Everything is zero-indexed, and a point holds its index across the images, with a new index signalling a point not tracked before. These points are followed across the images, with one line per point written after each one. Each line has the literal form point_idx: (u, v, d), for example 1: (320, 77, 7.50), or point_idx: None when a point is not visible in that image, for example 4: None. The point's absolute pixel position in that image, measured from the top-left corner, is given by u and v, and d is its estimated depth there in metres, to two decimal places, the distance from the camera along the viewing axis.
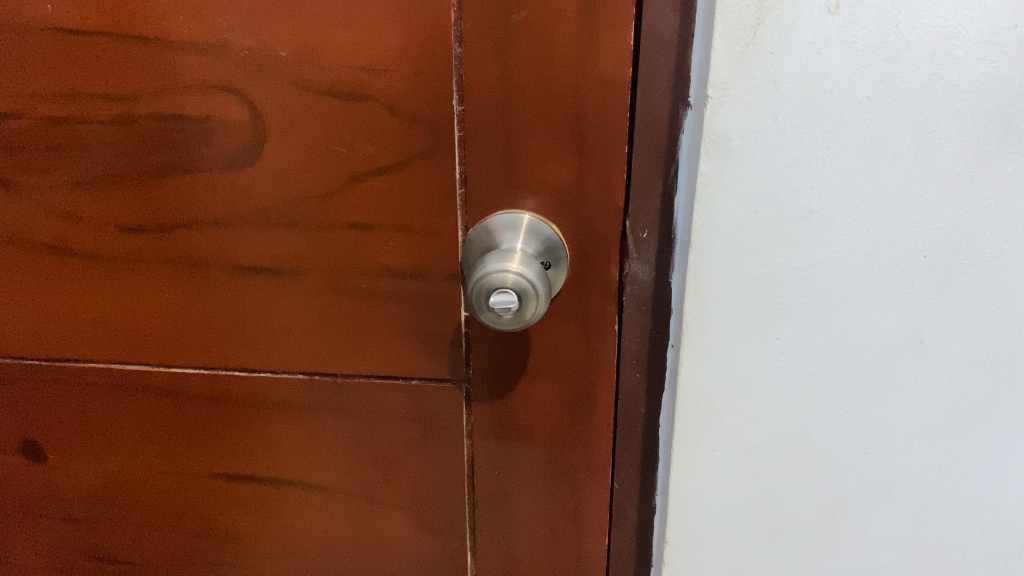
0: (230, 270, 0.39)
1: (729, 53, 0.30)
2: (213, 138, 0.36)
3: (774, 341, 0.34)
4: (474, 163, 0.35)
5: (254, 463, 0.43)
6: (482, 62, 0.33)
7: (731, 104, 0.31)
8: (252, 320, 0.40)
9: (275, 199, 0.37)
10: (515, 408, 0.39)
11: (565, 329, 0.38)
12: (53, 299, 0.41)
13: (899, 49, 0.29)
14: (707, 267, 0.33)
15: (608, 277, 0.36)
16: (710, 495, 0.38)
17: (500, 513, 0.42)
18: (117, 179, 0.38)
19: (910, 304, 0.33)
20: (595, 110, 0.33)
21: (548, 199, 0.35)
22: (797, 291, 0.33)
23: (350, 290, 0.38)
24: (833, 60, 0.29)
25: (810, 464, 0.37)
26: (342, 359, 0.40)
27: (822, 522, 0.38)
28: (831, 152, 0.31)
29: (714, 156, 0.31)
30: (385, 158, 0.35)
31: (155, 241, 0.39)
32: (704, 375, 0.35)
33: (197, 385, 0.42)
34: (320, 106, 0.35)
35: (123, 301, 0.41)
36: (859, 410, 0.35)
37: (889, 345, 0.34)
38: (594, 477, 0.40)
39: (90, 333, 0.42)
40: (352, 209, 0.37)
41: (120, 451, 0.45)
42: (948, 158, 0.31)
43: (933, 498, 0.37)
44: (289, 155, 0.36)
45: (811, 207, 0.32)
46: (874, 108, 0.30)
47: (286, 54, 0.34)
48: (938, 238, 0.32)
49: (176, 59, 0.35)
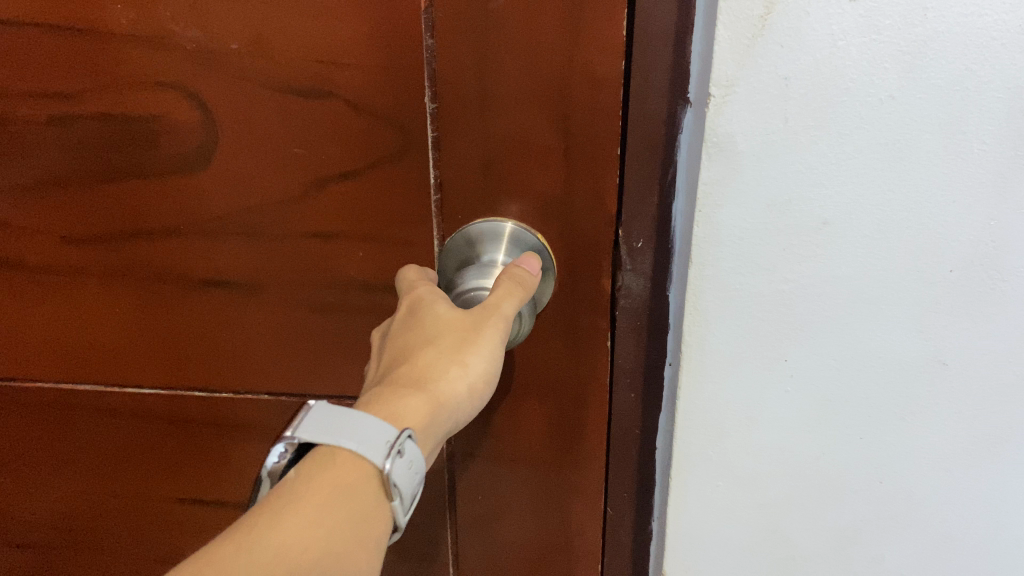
0: (186, 284, 0.36)
1: (735, 46, 0.26)
2: (160, 141, 0.33)
3: (783, 362, 0.31)
4: (449, 167, 0.32)
5: (220, 482, 0.42)
6: (457, 56, 0.29)
7: (736, 104, 0.27)
8: (214, 339, 0.37)
9: (231, 208, 0.34)
10: (498, 429, 0.37)
11: (552, 346, 0.35)
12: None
13: (926, 41, 0.25)
14: (708, 282, 0.30)
15: (599, 289, 0.33)
16: (712, 524, 0.36)
17: (483, 539, 0.40)
18: (58, 185, 0.34)
19: (932, 323, 0.30)
20: (583, 109, 0.30)
21: (531, 205, 0.32)
22: (807, 310, 0.30)
23: (317, 305, 0.36)
24: (852, 54, 0.26)
25: (823, 492, 0.34)
26: (310, 377, 0.38)
27: (832, 553, 0.36)
28: (850, 158, 0.27)
29: (717, 161, 0.28)
30: (351, 163, 0.32)
31: (102, 254, 0.36)
32: (705, 400, 0.33)
33: (157, 405, 0.40)
34: (276, 106, 0.31)
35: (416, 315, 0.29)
36: (874, 436, 0.32)
37: (906, 367, 0.31)
38: (584, 501, 0.38)
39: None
40: (315, 217, 0.33)
41: (240, 534, 0.22)
42: (979, 165, 0.27)
43: (954, 528, 0.34)
44: (245, 160, 0.32)
45: (827, 217, 0.28)
46: (898, 108, 0.26)
47: (237, 47, 0.30)
48: (968, 251, 0.28)
49: (115, 53, 0.31)
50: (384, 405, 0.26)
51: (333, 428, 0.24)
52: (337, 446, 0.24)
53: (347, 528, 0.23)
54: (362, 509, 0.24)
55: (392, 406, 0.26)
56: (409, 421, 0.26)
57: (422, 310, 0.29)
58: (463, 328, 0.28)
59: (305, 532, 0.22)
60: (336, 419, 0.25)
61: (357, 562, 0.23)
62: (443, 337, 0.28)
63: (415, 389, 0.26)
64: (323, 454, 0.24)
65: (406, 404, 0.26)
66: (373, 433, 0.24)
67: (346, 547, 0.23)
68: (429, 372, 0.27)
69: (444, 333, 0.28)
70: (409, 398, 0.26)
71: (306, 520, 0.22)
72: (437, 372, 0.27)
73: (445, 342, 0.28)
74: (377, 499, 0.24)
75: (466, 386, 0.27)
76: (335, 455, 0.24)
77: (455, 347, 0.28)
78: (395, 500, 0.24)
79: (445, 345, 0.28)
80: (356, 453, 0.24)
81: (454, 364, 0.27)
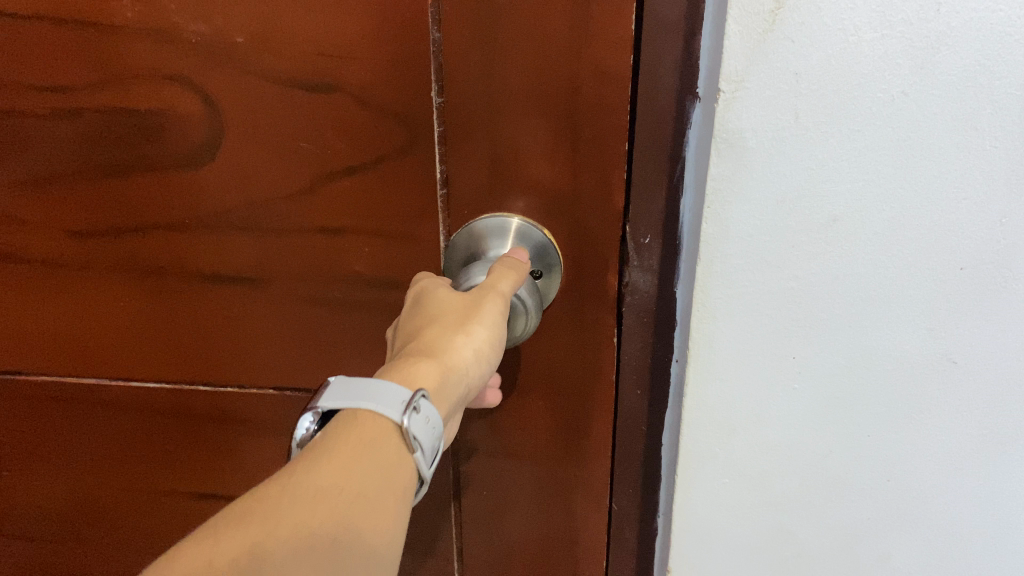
0: (190, 278, 0.36)
1: (745, 41, 0.26)
2: (164, 135, 0.32)
3: (790, 359, 0.31)
4: (456, 162, 0.32)
5: (224, 476, 0.42)
6: (464, 50, 0.29)
7: (745, 100, 0.27)
8: (218, 333, 0.37)
9: (236, 201, 0.33)
10: (504, 424, 0.37)
11: (558, 341, 0.35)
12: (290, 527, 0.20)
13: (939, 36, 0.25)
14: (716, 279, 0.30)
15: (606, 285, 0.33)
16: (718, 521, 0.36)
17: (488, 534, 0.40)
18: (62, 179, 0.34)
19: (942, 321, 0.30)
20: (591, 104, 0.29)
21: (538, 200, 0.32)
22: (816, 307, 0.30)
23: (322, 300, 0.35)
24: (864, 49, 0.25)
25: (830, 489, 0.34)
26: (315, 372, 0.37)
27: (838, 551, 0.35)
28: (861, 154, 0.27)
29: (726, 157, 0.28)
30: (357, 158, 0.32)
31: (107, 248, 0.36)
32: (712, 397, 0.33)
33: (162, 399, 0.40)
34: (282, 100, 0.31)
35: (421, 304, 0.29)
36: (882, 435, 0.32)
37: (916, 365, 0.31)
38: (589, 497, 0.38)
39: (254, 536, 0.20)
40: (320, 212, 0.33)
41: (278, 480, 0.22)
42: (992, 162, 0.27)
43: (961, 527, 0.34)
44: (250, 154, 0.32)
45: (836, 214, 0.28)
46: (909, 104, 0.26)
47: (243, 40, 0.30)
48: (979, 249, 0.28)
49: (120, 45, 0.31)
50: (396, 369, 0.26)
51: (352, 394, 0.24)
52: (357, 408, 0.24)
53: (376, 481, 0.22)
54: (388, 463, 0.23)
55: (401, 372, 0.25)
56: (421, 381, 0.25)
57: (426, 297, 0.29)
58: (465, 304, 0.28)
59: (340, 477, 0.22)
60: (357, 386, 0.24)
61: (390, 513, 0.22)
62: (446, 315, 0.28)
63: (425, 354, 0.26)
64: (346, 419, 0.24)
65: (415, 368, 0.26)
66: (387, 390, 0.24)
67: (379, 497, 0.22)
68: (436, 342, 0.27)
69: (447, 311, 0.28)
70: (418, 363, 0.26)
71: (340, 466, 0.22)
72: (444, 340, 0.27)
73: (450, 318, 0.28)
74: (399, 455, 0.23)
75: (473, 352, 0.27)
76: (358, 417, 0.23)
77: (459, 320, 0.28)
78: (417, 452, 0.24)
79: (449, 320, 0.28)
80: (376, 412, 0.23)
81: (460, 332, 0.27)
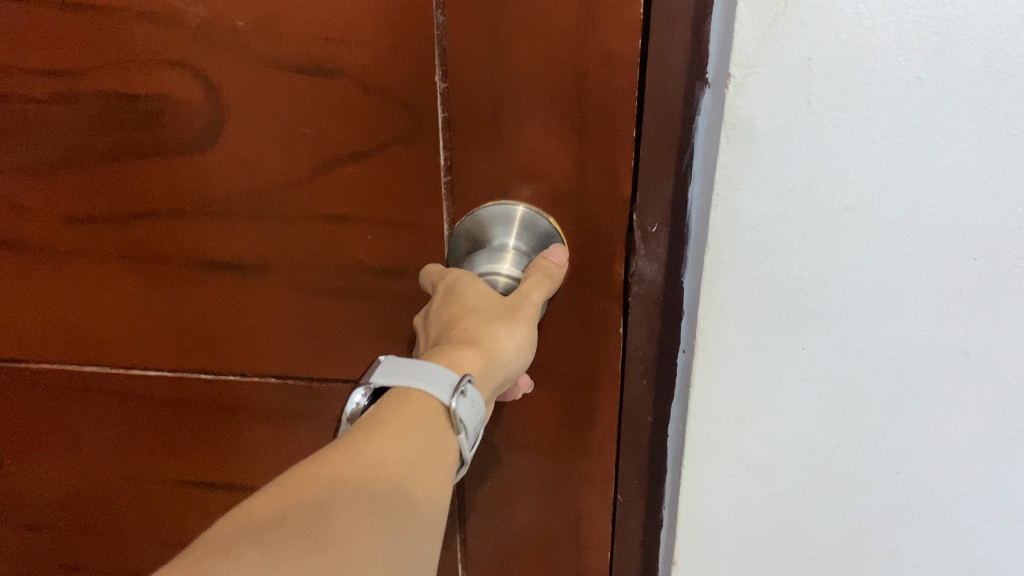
0: (191, 266, 0.35)
1: (756, 25, 0.25)
2: (164, 121, 0.32)
3: (801, 351, 0.31)
4: (460, 148, 0.31)
5: (226, 466, 0.41)
6: (468, 34, 0.29)
7: (757, 85, 0.26)
8: (219, 321, 0.37)
9: (236, 188, 0.33)
10: (508, 414, 0.36)
11: (563, 331, 0.34)
12: (355, 484, 0.20)
13: (956, 20, 0.24)
14: (726, 268, 0.30)
15: (613, 274, 0.33)
16: (725, 514, 0.35)
17: (492, 524, 0.40)
18: (62, 166, 0.34)
19: (955, 312, 0.29)
20: (599, 90, 0.29)
21: (544, 188, 0.31)
22: (827, 297, 0.29)
23: (324, 289, 0.35)
24: (878, 34, 0.25)
25: (838, 482, 0.33)
26: (317, 362, 0.37)
27: (846, 544, 0.35)
28: (874, 141, 0.26)
29: (736, 144, 0.27)
30: (360, 145, 0.31)
31: (107, 235, 0.35)
32: (720, 388, 0.32)
33: (165, 388, 0.39)
34: (283, 85, 0.30)
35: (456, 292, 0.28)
36: (892, 427, 0.32)
37: (928, 357, 0.30)
38: (594, 488, 0.38)
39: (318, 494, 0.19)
40: (322, 199, 0.33)
41: (337, 448, 0.21)
42: (1008, 150, 0.26)
43: (971, 521, 0.34)
44: (251, 140, 0.32)
45: (848, 203, 0.28)
46: (925, 90, 0.25)
47: (244, 24, 0.29)
48: (994, 239, 0.28)
49: (120, 29, 0.30)
50: (441, 353, 0.25)
51: (405, 372, 0.24)
52: (408, 386, 0.23)
53: (429, 457, 0.22)
54: (437, 442, 0.23)
55: (448, 356, 0.25)
56: (467, 367, 0.25)
57: (463, 286, 0.29)
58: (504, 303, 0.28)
59: (398, 448, 0.21)
60: (408, 366, 0.24)
61: (439, 489, 0.22)
62: (486, 308, 0.27)
63: (469, 341, 0.26)
64: (396, 395, 0.23)
65: (461, 354, 0.25)
66: (437, 374, 0.24)
67: (430, 471, 0.22)
68: (479, 331, 0.26)
69: (485, 304, 0.28)
70: (465, 350, 0.25)
71: (394, 437, 0.21)
72: (486, 330, 0.26)
73: (489, 311, 0.27)
74: (445, 436, 0.23)
75: (512, 349, 0.27)
76: (410, 393, 0.23)
77: (500, 315, 0.27)
78: (462, 434, 0.24)
79: (491, 312, 0.27)
80: (425, 392, 0.23)
81: (503, 327, 0.27)
